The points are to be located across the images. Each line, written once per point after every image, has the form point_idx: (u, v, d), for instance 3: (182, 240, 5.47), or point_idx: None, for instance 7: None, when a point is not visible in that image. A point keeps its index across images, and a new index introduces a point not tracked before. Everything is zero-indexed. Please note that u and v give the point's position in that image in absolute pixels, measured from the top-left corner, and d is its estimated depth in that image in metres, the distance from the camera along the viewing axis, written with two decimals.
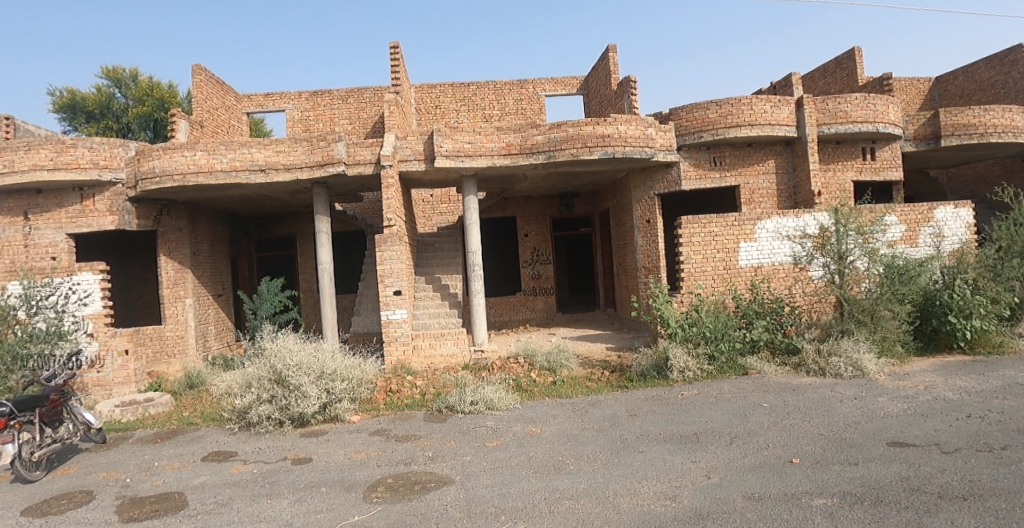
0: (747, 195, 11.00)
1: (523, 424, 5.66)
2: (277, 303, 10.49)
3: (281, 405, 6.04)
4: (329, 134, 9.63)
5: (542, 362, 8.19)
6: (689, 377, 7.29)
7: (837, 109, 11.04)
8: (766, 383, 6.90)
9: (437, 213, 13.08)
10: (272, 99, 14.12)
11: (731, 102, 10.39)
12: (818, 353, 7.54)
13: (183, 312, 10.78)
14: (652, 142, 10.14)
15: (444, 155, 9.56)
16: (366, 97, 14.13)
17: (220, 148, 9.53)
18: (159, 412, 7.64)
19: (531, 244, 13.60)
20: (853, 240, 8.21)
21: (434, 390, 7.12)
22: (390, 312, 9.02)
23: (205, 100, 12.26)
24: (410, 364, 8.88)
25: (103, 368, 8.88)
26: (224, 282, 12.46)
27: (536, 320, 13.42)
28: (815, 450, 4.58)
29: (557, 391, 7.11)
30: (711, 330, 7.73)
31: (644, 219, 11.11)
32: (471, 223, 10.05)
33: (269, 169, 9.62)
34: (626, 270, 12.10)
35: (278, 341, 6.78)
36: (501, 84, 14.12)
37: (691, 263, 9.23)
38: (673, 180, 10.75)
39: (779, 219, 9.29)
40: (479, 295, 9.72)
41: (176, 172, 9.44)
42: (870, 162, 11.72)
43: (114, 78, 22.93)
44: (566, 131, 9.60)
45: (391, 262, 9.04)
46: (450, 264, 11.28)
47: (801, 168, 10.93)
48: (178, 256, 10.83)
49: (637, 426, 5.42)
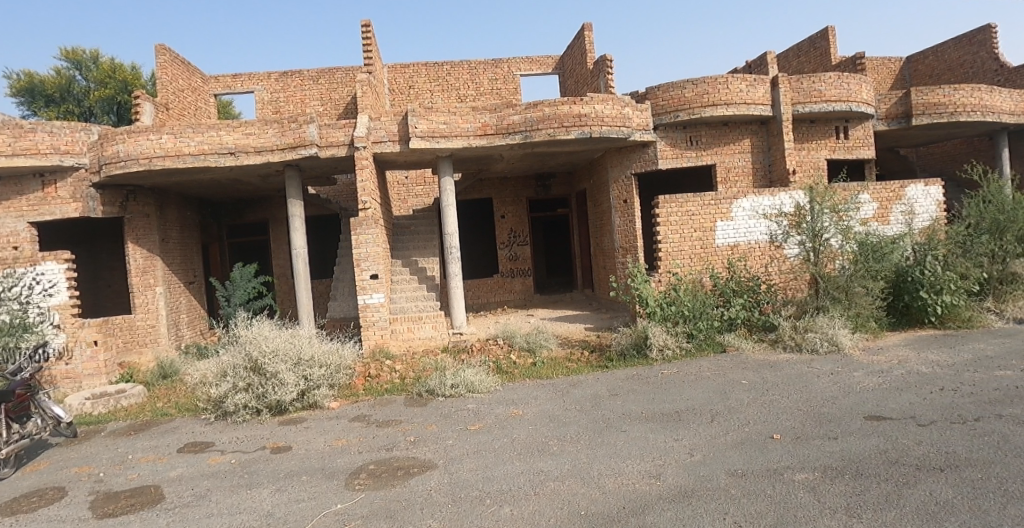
0: (724, 175, 11.06)
1: (504, 406, 5.64)
2: (251, 290, 10.26)
3: (257, 393, 5.91)
4: (301, 116, 9.35)
5: (522, 343, 8.19)
6: (668, 355, 7.35)
7: (811, 88, 11.12)
8: (744, 360, 7.00)
9: (413, 195, 12.88)
10: (240, 80, 13.65)
11: (708, 81, 10.38)
12: (794, 330, 7.68)
13: (153, 301, 10.47)
14: (629, 121, 10.09)
15: (419, 136, 9.37)
16: (338, 77, 13.76)
17: (186, 131, 9.18)
18: (131, 404, 7.45)
19: (508, 226, 13.51)
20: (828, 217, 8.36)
21: (414, 374, 7.06)
22: (367, 297, 8.87)
23: (170, 81, 11.78)
24: (388, 348, 8.80)
25: (72, 361, 8.59)
26: (195, 270, 12.13)
27: (515, 302, 13.40)
28: (794, 426, 4.66)
29: (537, 373, 7.11)
30: (688, 309, 7.80)
31: (622, 199, 11.10)
32: (448, 205, 9.92)
33: (239, 152, 9.33)
34: (603, 251, 12.12)
35: (252, 328, 6.59)
36: (476, 64, 13.87)
37: (669, 243, 9.27)
38: (650, 159, 10.74)
39: (755, 198, 9.38)
40: (457, 278, 9.64)
41: (141, 156, 9.07)
42: (843, 140, 11.87)
43: (74, 59, 21.92)
44: (543, 110, 9.48)
45: (366, 246, 8.88)
46: (428, 247, 11.14)
47: (776, 147, 11.02)
48: (146, 243, 10.48)
49: (618, 405, 5.45)
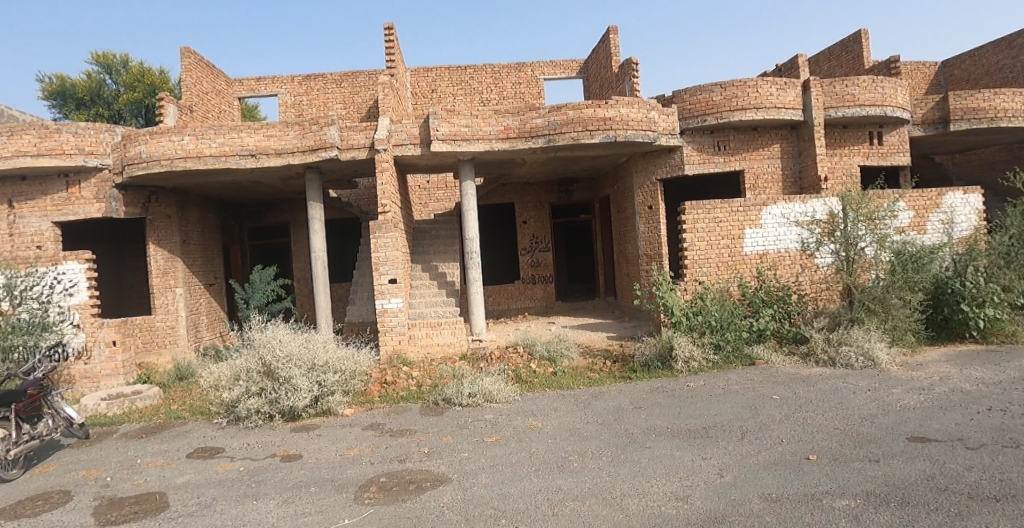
0: (752, 180, 10.71)
1: (523, 417, 5.42)
2: (270, 292, 10.22)
3: (270, 399, 5.78)
4: (321, 118, 9.30)
5: (542, 352, 7.96)
6: (694, 367, 7.05)
7: (845, 91, 10.74)
8: (775, 374, 6.67)
9: (433, 199, 12.77)
10: (263, 84, 13.73)
11: (737, 84, 10.09)
12: (827, 343, 7.31)
13: (173, 302, 10.50)
14: (654, 125, 9.83)
15: (439, 139, 9.25)
16: (360, 81, 13.77)
17: (208, 132, 9.20)
18: (146, 406, 7.42)
19: (529, 231, 13.32)
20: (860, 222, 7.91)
21: (431, 382, 6.88)
22: (385, 301, 8.73)
23: (195, 84, 11.89)
24: (405, 354, 8.63)
25: (91, 360, 8.64)
26: (216, 271, 12.18)
27: (535, 309, 13.18)
28: (832, 446, 4.36)
29: (557, 382, 6.87)
30: (716, 319, 7.50)
31: (646, 205, 10.83)
32: (468, 209, 9.76)
33: (259, 154, 9.31)
34: (626, 258, 11.84)
35: (266, 331, 6.47)
36: (498, 68, 13.75)
37: (695, 250, 8.97)
38: (676, 164, 10.46)
39: (785, 205, 9.03)
40: (477, 284, 9.48)
41: (163, 158, 9.12)
42: (877, 146, 11.45)
43: (104, 64, 22.43)
44: (566, 114, 9.28)
45: (385, 249, 8.75)
46: (447, 251, 11.00)
47: (807, 153, 10.65)
48: (168, 245, 10.53)
49: (641, 419, 5.18)
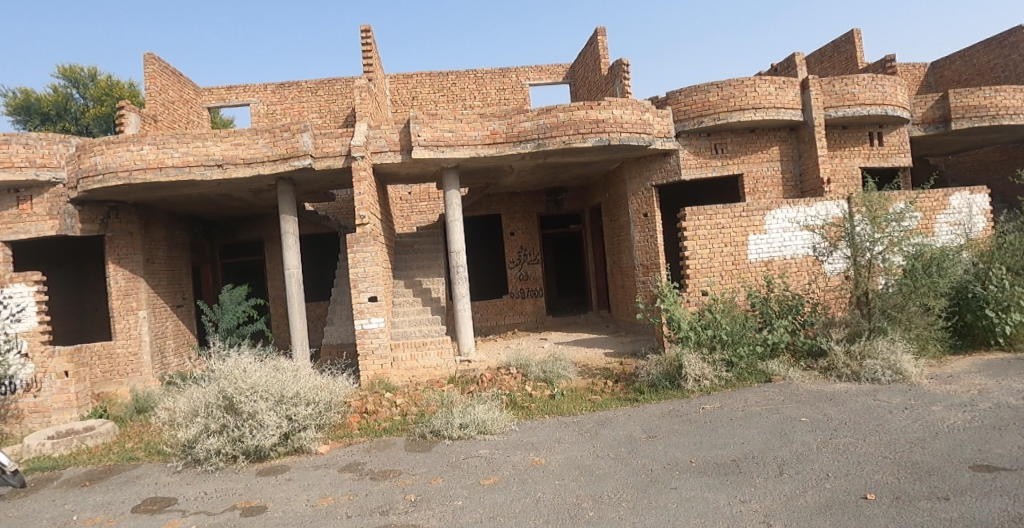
0: (752, 185, 10.24)
1: (523, 453, 4.74)
2: (241, 314, 9.41)
3: (232, 437, 5.02)
4: (294, 124, 8.62)
5: (537, 373, 7.30)
6: (706, 387, 6.43)
7: (844, 91, 10.39)
8: (796, 392, 6.08)
9: (416, 211, 12.11)
10: (235, 93, 13.07)
11: (734, 84, 9.65)
12: (848, 355, 6.75)
13: (136, 326, 9.68)
14: (649, 128, 9.33)
15: (422, 145, 8.62)
16: (338, 88, 13.15)
17: (170, 141, 8.48)
18: (98, 445, 6.48)
19: (518, 243, 12.70)
20: (861, 222, 7.56)
21: (416, 411, 6.18)
22: (365, 321, 8.01)
23: (160, 93, 11.19)
24: (388, 379, 7.91)
25: (41, 393, 7.73)
26: (184, 292, 11.35)
27: (526, 324, 12.55)
28: (887, 481, 3.76)
29: (557, 408, 6.21)
30: (727, 333, 6.89)
31: (641, 213, 10.29)
32: (454, 220, 9.13)
33: (227, 164, 8.61)
34: (621, 269, 11.26)
35: (229, 358, 5.69)
36: (483, 73, 13.23)
37: (697, 259, 8.42)
38: (672, 169, 9.95)
39: (790, 209, 8.55)
40: (465, 299, 8.82)
41: (120, 169, 8.36)
42: (878, 147, 11.11)
43: (71, 77, 21.57)
44: (557, 116, 8.71)
45: (364, 265, 8.06)
46: (432, 266, 10.34)
47: (808, 155, 10.23)
48: (129, 264, 9.73)
49: (659, 451, 4.53)
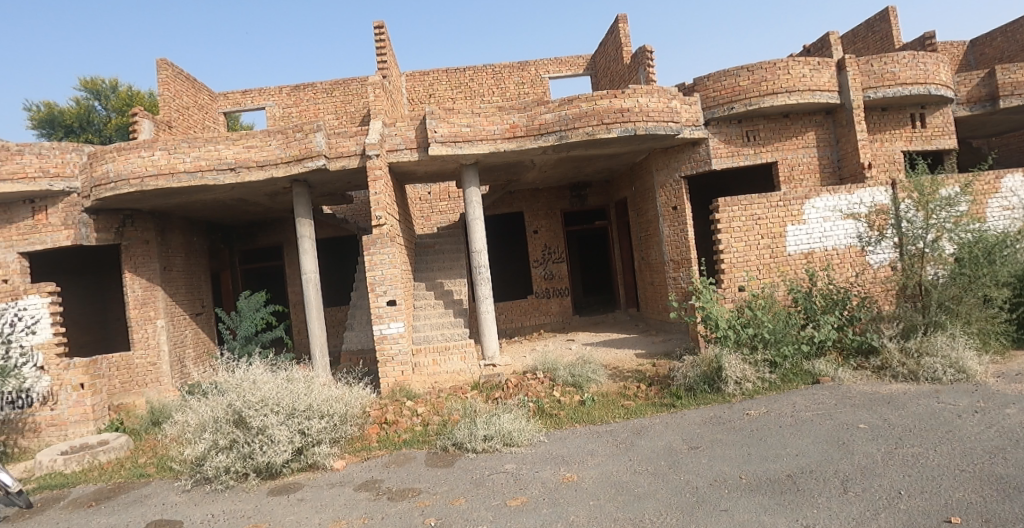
0: (787, 173, 9.67)
1: (553, 468, 4.35)
2: (259, 321, 9.17)
3: (242, 454, 4.72)
4: (307, 124, 8.35)
5: (565, 377, 6.90)
6: (749, 390, 5.94)
7: (884, 70, 9.75)
8: (849, 394, 5.56)
9: (435, 211, 11.79)
10: (250, 97, 12.95)
11: (766, 67, 9.11)
12: (904, 353, 6.19)
13: (154, 336, 9.56)
14: (677, 116, 8.85)
15: (438, 141, 8.27)
16: (353, 88, 12.93)
17: (182, 146, 8.29)
18: (110, 460, 6.27)
19: (541, 241, 12.29)
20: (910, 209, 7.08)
21: (439, 421, 5.84)
22: (384, 327, 7.69)
23: (174, 99, 11.09)
24: (410, 386, 7.57)
25: (57, 405, 7.60)
26: (203, 299, 11.21)
27: (551, 325, 12.15)
28: (971, 500, 3.26)
29: (588, 415, 5.81)
30: (770, 331, 6.38)
31: (670, 206, 9.80)
32: (474, 218, 8.77)
33: (240, 167, 8.40)
34: (650, 265, 10.78)
35: (240, 370, 5.41)
36: (500, 68, 12.86)
37: (732, 252, 7.93)
38: (701, 159, 9.45)
39: (830, 197, 7.99)
40: (488, 301, 8.45)
41: (132, 176, 8.21)
42: (920, 129, 10.43)
43: (93, 89, 21.89)
44: (579, 106, 8.29)
45: (382, 267, 7.71)
46: (453, 267, 10.01)
47: (846, 139, 9.62)
48: (146, 272, 9.61)
49: (702, 465, 4.09)
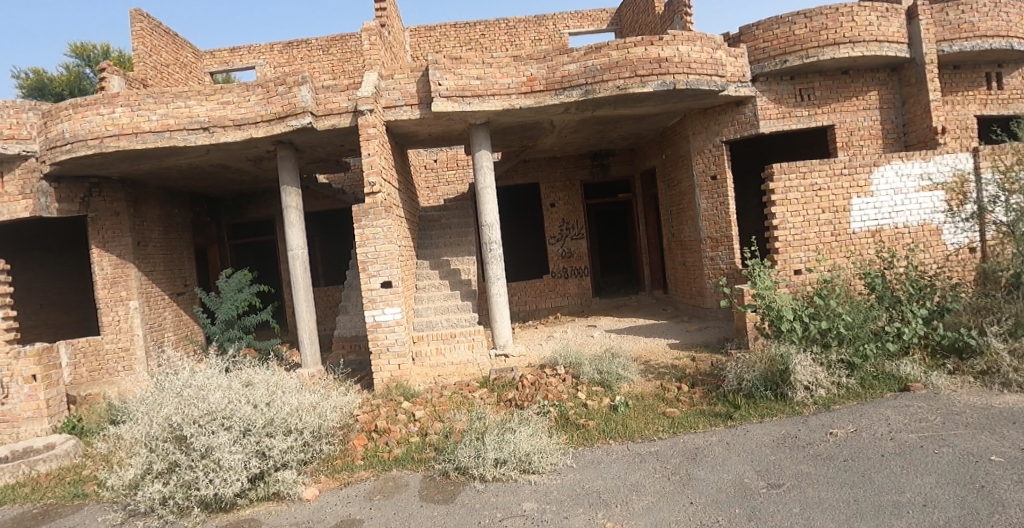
0: (845, 138, 8.37)
1: (587, 513, 3.28)
2: (242, 303, 8.01)
3: (184, 482, 3.75)
4: (290, 76, 7.13)
5: (591, 375, 5.77)
6: (823, 398, 4.83)
7: (960, 20, 8.22)
8: (959, 409, 4.42)
9: (442, 182, 10.61)
10: (238, 55, 11.77)
11: (826, 12, 7.77)
12: (1017, 354, 5.01)
13: (127, 319, 8.57)
14: (722, 69, 7.57)
15: (443, 96, 7.06)
16: (351, 45, 11.67)
17: (146, 101, 7.13)
18: (50, 471, 5.22)
19: (557, 216, 11.10)
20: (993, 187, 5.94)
21: (440, 430, 4.78)
22: (377, 313, 6.59)
23: (150, 54, 9.89)
24: (408, 381, 6.50)
25: (8, 400, 6.38)
26: (185, 278, 10.14)
27: (568, 308, 11.04)
28: None
29: (623, 426, 4.72)
30: (846, 325, 5.22)
31: (708, 175, 8.60)
32: (484, 187, 7.59)
33: (214, 127, 7.23)
34: (681, 243, 9.56)
35: (185, 375, 4.50)
36: (513, 23, 11.55)
37: (787, 229, 6.76)
38: (747, 121, 8.21)
39: (903, 164, 6.77)
40: (500, 282, 7.34)
41: (90, 137, 7.09)
42: (997, 91, 8.97)
43: (84, 56, 20.77)
44: (608, 55, 7.04)
45: (375, 243, 6.58)
46: (460, 243, 8.86)
47: (915, 99, 8.27)
48: (116, 248, 8.55)
49: (795, 519, 3.01)
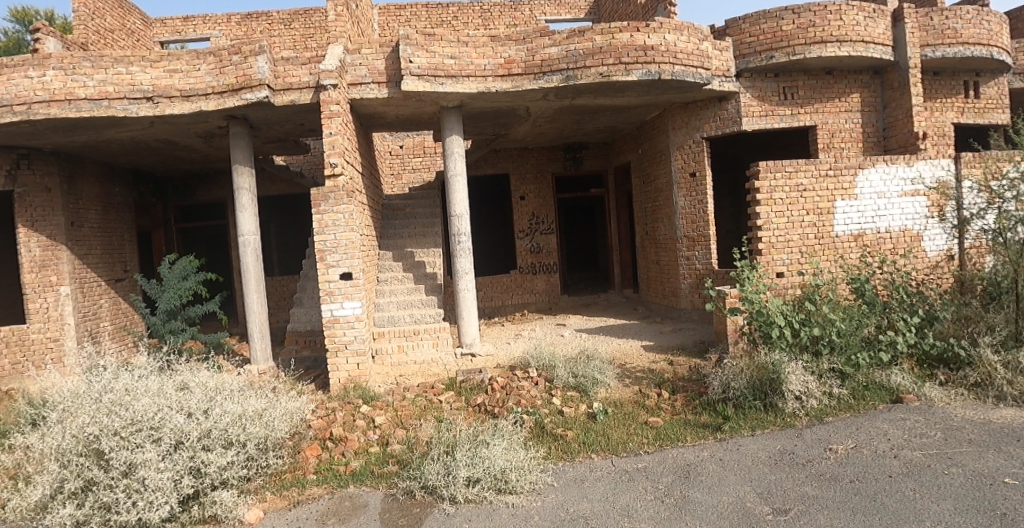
0: (826, 139, 8.21)
1: None
2: (187, 291, 7.29)
3: (103, 505, 3.17)
4: (246, 44, 6.46)
5: (565, 378, 5.35)
6: (814, 410, 4.57)
7: (944, 25, 8.16)
8: (957, 425, 4.21)
9: (408, 170, 10.04)
10: (192, 24, 10.89)
11: (814, 8, 7.55)
12: (1006, 367, 4.86)
13: (56, 306, 7.70)
14: (708, 62, 7.26)
15: (414, 74, 6.52)
16: (315, 21, 10.96)
17: (81, 64, 6.33)
18: None
19: (529, 210, 10.68)
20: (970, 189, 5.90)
21: (402, 439, 4.30)
22: (334, 307, 6.03)
23: (92, 16, 8.96)
24: (367, 382, 5.97)
25: None
26: (126, 263, 9.26)
27: (537, 305, 10.66)
28: None
29: (603, 437, 4.34)
30: (838, 333, 4.97)
31: (688, 172, 8.32)
32: (455, 175, 7.09)
33: (158, 96, 6.49)
34: (656, 242, 9.28)
35: (107, 377, 3.87)
36: (489, 6, 11.04)
37: (771, 229, 6.51)
38: (729, 118, 7.96)
39: (887, 168, 6.61)
40: (468, 277, 6.87)
41: (14, 101, 6.25)
42: (974, 100, 8.99)
43: (25, 22, 19.17)
44: (592, 40, 6.64)
45: (334, 230, 6.02)
46: (426, 234, 8.35)
47: (896, 104, 8.16)
48: (46, 228, 7.67)
49: None
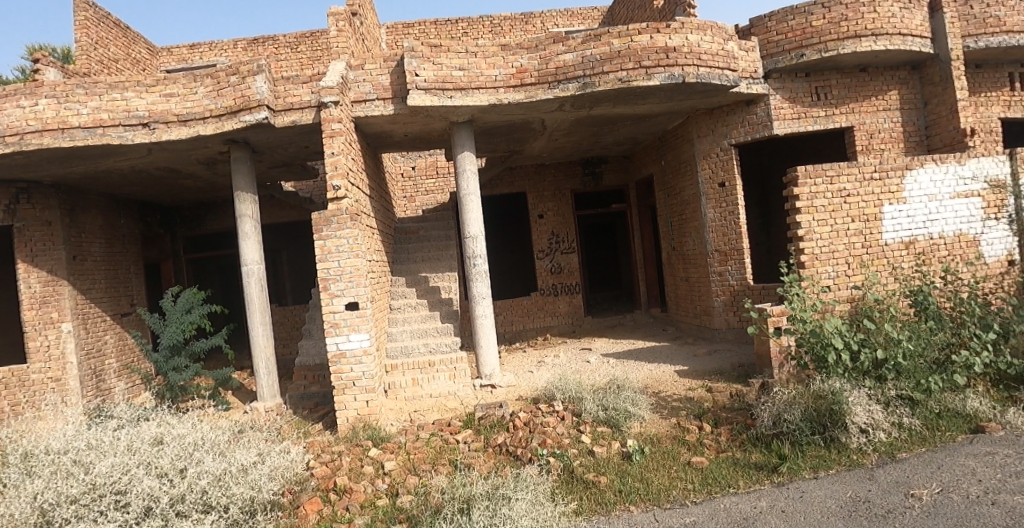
0: (864, 141, 7.64)
1: None
2: (191, 325, 6.91)
3: None
4: (244, 64, 6.17)
5: (594, 412, 4.81)
6: (885, 445, 3.98)
7: (986, 14, 7.59)
8: None
9: (421, 191, 9.69)
10: (199, 52, 10.79)
11: (845, 1, 7.06)
12: None
13: (58, 343, 7.41)
14: (734, 63, 6.78)
15: (421, 88, 6.16)
16: (322, 43, 10.79)
17: (76, 92, 6.11)
18: None
19: (547, 228, 10.22)
20: None
21: (413, 490, 3.80)
22: (341, 340, 5.60)
23: (96, 46, 8.86)
24: (378, 420, 5.51)
25: None
26: (133, 297, 9.02)
27: (559, 328, 10.13)
28: None
29: (643, 483, 3.79)
30: (903, 354, 4.39)
31: (716, 182, 7.80)
32: (468, 194, 6.67)
33: (154, 122, 6.22)
34: (684, 257, 8.73)
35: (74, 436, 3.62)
36: (498, 20, 10.77)
37: (814, 240, 5.94)
38: (759, 122, 7.46)
39: (937, 168, 6.02)
40: (485, 302, 6.40)
41: (7, 132, 6.02)
42: (1020, 92, 8.35)
43: None
44: (609, 44, 6.24)
45: (339, 257, 5.62)
46: (440, 257, 7.93)
47: (938, 100, 7.57)
48: (46, 263, 7.44)
49: None
